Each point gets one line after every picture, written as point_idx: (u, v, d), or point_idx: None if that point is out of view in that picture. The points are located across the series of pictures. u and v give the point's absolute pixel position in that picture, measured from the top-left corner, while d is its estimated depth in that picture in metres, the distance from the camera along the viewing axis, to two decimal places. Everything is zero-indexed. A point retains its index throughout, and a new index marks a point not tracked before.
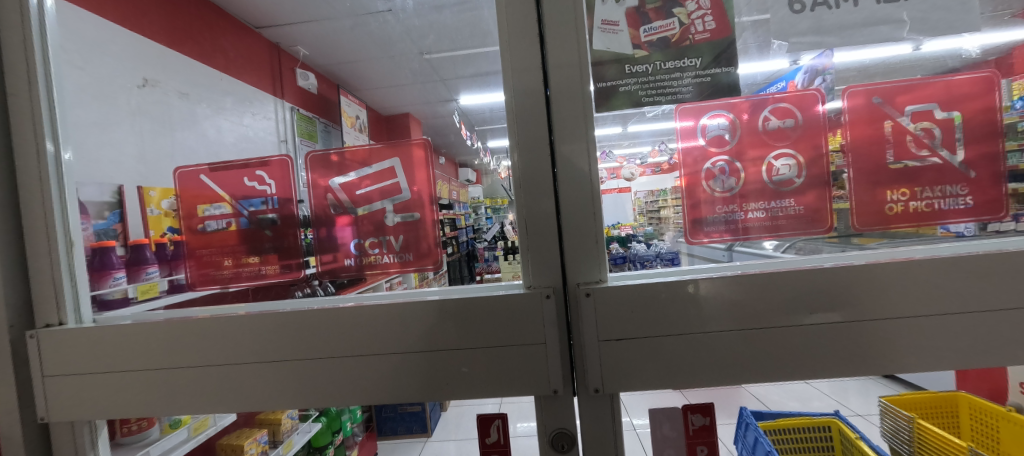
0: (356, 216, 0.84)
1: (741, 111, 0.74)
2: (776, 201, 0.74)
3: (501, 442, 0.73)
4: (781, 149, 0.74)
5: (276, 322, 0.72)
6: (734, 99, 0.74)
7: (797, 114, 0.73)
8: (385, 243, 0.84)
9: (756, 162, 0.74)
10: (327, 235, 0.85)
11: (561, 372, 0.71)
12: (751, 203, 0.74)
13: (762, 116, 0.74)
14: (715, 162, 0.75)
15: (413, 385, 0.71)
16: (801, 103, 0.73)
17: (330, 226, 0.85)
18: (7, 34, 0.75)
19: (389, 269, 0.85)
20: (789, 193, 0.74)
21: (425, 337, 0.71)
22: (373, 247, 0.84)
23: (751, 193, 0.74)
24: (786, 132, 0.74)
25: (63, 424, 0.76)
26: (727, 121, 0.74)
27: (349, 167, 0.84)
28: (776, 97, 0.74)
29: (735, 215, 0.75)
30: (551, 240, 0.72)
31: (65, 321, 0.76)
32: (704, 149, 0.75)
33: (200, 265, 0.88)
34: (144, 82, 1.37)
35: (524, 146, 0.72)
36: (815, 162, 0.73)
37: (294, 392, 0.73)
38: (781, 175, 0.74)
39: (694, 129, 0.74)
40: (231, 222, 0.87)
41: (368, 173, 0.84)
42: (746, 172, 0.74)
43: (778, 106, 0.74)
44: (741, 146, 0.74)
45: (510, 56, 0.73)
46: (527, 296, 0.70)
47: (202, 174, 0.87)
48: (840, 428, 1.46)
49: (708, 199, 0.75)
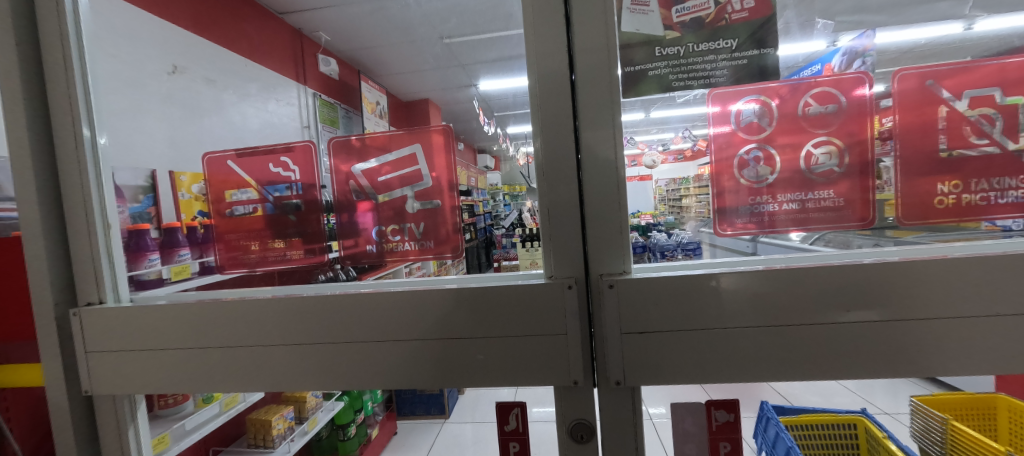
0: (377, 202, 0.84)
1: (782, 95, 0.68)
2: (813, 192, 0.69)
3: (520, 430, 0.71)
4: (820, 137, 0.69)
5: (301, 306, 0.74)
6: (772, 83, 0.68)
7: (840, 98, 0.67)
8: (406, 230, 0.84)
9: (792, 150, 0.69)
10: (348, 221, 0.86)
11: (582, 363, 0.69)
12: (784, 194, 0.70)
13: (802, 101, 0.68)
14: (748, 150, 0.70)
15: (431, 371, 0.72)
16: (846, 86, 0.67)
17: (351, 212, 0.86)
18: (44, 21, 0.77)
19: (408, 255, 0.85)
20: (827, 184, 0.69)
21: (442, 323, 0.71)
22: (393, 233, 0.84)
23: (784, 182, 0.70)
24: (828, 118, 0.68)
25: (105, 396, 0.81)
26: (765, 107, 0.69)
27: (370, 153, 0.84)
28: (817, 80, 0.68)
29: (765, 206, 0.70)
30: (573, 228, 0.70)
31: (104, 299, 0.80)
32: (736, 134, 0.70)
33: (228, 248, 0.91)
34: (174, 69, 1.36)
35: (549, 132, 0.69)
36: (859, 150, 0.68)
37: (317, 373, 0.74)
38: (819, 164, 0.69)
39: (726, 115, 0.70)
40: (257, 207, 0.89)
41: (388, 160, 0.84)
42: (781, 160, 0.70)
43: (818, 90, 0.68)
44: (775, 132, 0.69)
45: (534, 38, 0.70)
46: (548, 286, 0.69)
47: (230, 160, 0.88)
48: (867, 426, 1.40)
49: (736, 188, 0.71)
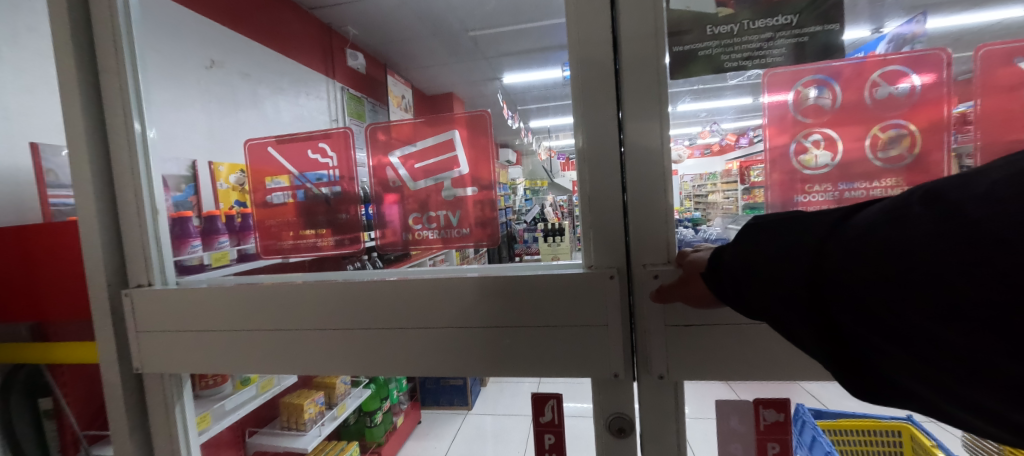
0: (401, 193, 0.84)
1: (848, 76, 0.62)
2: (880, 183, 0.62)
3: (555, 422, 0.69)
4: (890, 121, 0.61)
5: (340, 292, 0.74)
6: (837, 62, 0.62)
7: (916, 78, 0.60)
8: (428, 219, 0.83)
9: (859, 136, 0.62)
10: (376, 212, 0.87)
11: (622, 356, 0.67)
12: (840, 184, 0.63)
13: (870, 81, 0.61)
14: (806, 136, 0.64)
15: (466, 360, 0.71)
16: (923, 65, 0.60)
17: (379, 204, 0.86)
18: (98, 14, 0.80)
19: (432, 246, 0.84)
20: (893, 174, 0.62)
21: (480, 312, 0.70)
22: (417, 224, 0.84)
23: (842, 172, 0.63)
24: (901, 99, 0.61)
25: (155, 374, 0.84)
26: (827, 88, 0.63)
27: (394, 146, 0.84)
28: (887, 59, 0.61)
29: (819, 197, 0.64)
30: (615, 218, 0.67)
31: (153, 282, 0.83)
32: (792, 119, 0.64)
33: (264, 236, 0.93)
34: (211, 63, 1.36)
35: (589, 121, 0.67)
36: (934, 137, 0.60)
37: (354, 358, 0.75)
38: (886, 152, 0.62)
39: (783, 99, 0.64)
40: (290, 195, 0.90)
41: (411, 152, 0.83)
42: (842, 147, 0.63)
43: (890, 70, 0.61)
44: (838, 117, 0.63)
45: (576, 23, 0.67)
46: (589, 276, 0.66)
47: (271, 147, 0.90)
48: (913, 433, 1.32)
49: (791, 178, 0.65)
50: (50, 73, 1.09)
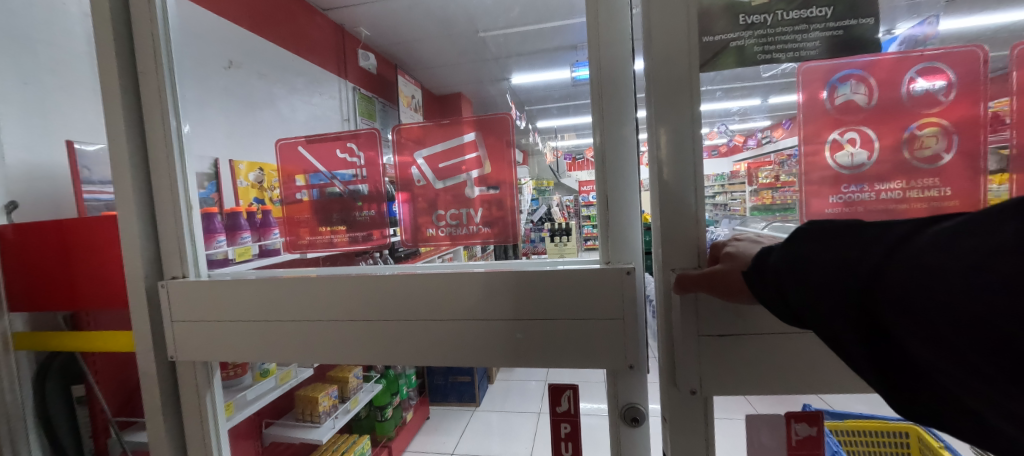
0: (412, 192, 0.87)
1: (884, 69, 0.59)
2: (930, 184, 0.58)
3: (572, 412, 0.71)
4: (930, 118, 0.58)
5: (367, 285, 0.77)
6: (871, 55, 0.59)
7: (954, 73, 0.57)
8: (437, 218, 0.86)
9: (897, 133, 0.59)
10: (382, 212, 0.90)
11: (638, 348, 0.69)
12: (880, 185, 0.60)
13: (907, 76, 0.58)
14: (841, 134, 0.61)
15: (488, 351, 0.73)
16: (962, 60, 0.56)
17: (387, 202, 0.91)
18: (137, 17, 0.83)
19: (440, 244, 0.87)
20: (934, 175, 0.58)
21: (503, 305, 0.72)
22: (428, 224, 0.87)
23: (882, 173, 0.60)
24: (940, 95, 0.57)
25: (187, 363, 0.87)
26: (862, 83, 0.60)
27: (404, 146, 0.87)
28: (928, 53, 0.58)
29: (859, 198, 0.60)
30: (631, 216, 0.68)
31: (187, 274, 0.86)
32: (829, 114, 0.61)
33: (285, 232, 0.96)
34: (229, 64, 1.37)
35: (609, 120, 0.68)
36: (975, 136, 0.56)
37: (380, 349, 0.78)
38: (926, 151, 0.58)
39: (816, 94, 0.61)
40: (305, 194, 0.93)
41: (423, 155, 0.86)
42: (880, 145, 0.59)
43: (930, 65, 0.57)
44: (876, 114, 0.59)
45: (597, 25, 0.67)
46: (605, 271, 0.68)
47: (301, 146, 0.92)
48: (921, 434, 1.33)
49: (826, 178, 0.61)
50: (83, 73, 1.13)
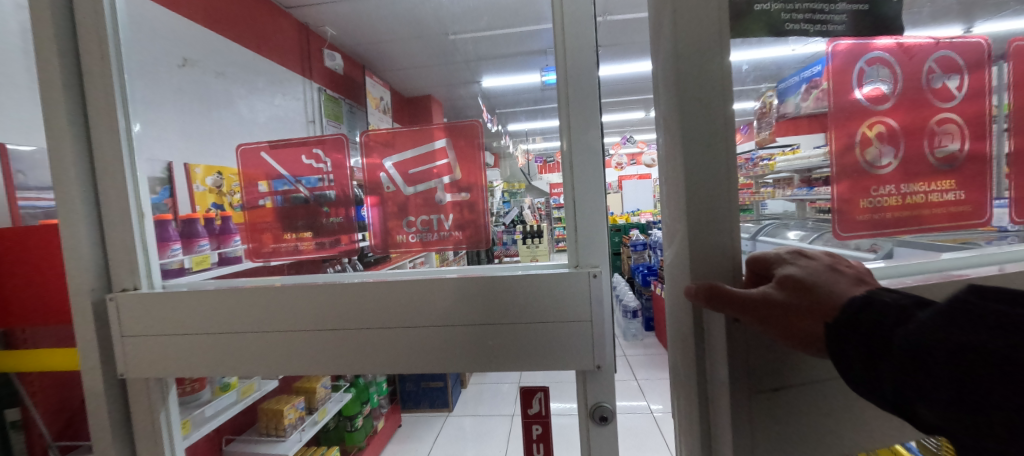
0: (382, 195, 0.86)
1: (909, 62, 0.65)
2: (940, 180, 0.67)
3: (543, 414, 0.73)
4: (945, 113, 0.67)
5: (337, 292, 0.75)
6: (897, 43, 0.65)
7: (961, 68, 0.66)
8: (408, 224, 0.86)
9: (920, 126, 0.66)
10: (350, 217, 0.90)
11: (607, 350, 0.70)
12: (909, 176, 0.67)
13: (926, 68, 0.66)
14: (877, 126, 0.65)
15: (460, 356, 0.73)
16: (968, 56, 0.66)
17: (354, 207, 0.89)
18: (80, 12, 0.78)
19: (412, 248, 0.88)
20: (950, 168, 0.67)
21: (476, 311, 0.72)
22: (398, 228, 0.87)
23: (912, 163, 0.66)
24: (953, 92, 0.67)
25: (139, 380, 0.82)
26: (890, 74, 0.66)
27: (372, 149, 0.85)
28: (941, 50, 0.66)
29: (891, 188, 0.66)
30: (598, 220, 0.70)
31: (139, 285, 0.81)
32: (861, 108, 0.65)
33: (245, 238, 0.93)
34: (185, 62, 1.31)
35: (577, 128, 0.69)
36: (977, 134, 0.68)
37: (351, 359, 0.76)
38: (943, 148, 0.67)
39: (853, 83, 0.65)
40: (267, 200, 0.91)
41: (395, 160, 0.85)
42: (907, 137, 0.66)
43: (944, 61, 0.66)
44: (903, 106, 0.66)
45: (564, 34, 0.68)
46: (574, 275, 0.69)
47: (263, 151, 0.90)
48: None
49: (864, 167, 0.66)
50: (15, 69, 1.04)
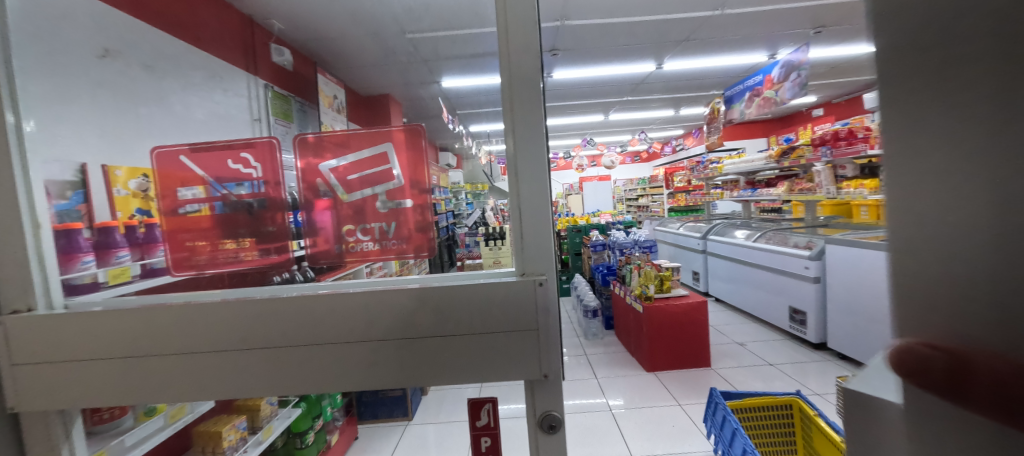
0: (336, 199, 0.82)
1: None
2: None
3: (491, 425, 0.73)
4: None
5: (270, 309, 0.71)
6: None
7: None
8: (366, 230, 0.82)
9: None
10: (307, 220, 0.84)
11: (553, 359, 0.71)
12: None
13: None
14: None
15: (404, 371, 0.70)
16: None
17: (310, 211, 0.83)
18: None
19: (369, 255, 0.84)
20: None
21: (421, 324, 0.70)
22: (354, 234, 0.83)
23: None
24: None
25: (36, 413, 0.73)
26: None
27: (325, 149, 0.82)
28: None
29: None
30: (543, 227, 0.71)
31: (34, 307, 0.72)
32: None
33: (174, 248, 0.85)
34: (104, 53, 1.20)
35: (521, 133, 0.69)
36: None
37: (285, 379, 0.71)
38: None
39: None
40: (205, 206, 0.84)
41: (349, 160, 0.82)
42: None
43: None
44: None
45: (507, 39, 0.68)
46: (520, 283, 0.69)
47: (183, 155, 0.82)
48: (801, 405, 1.63)
49: None
50: None
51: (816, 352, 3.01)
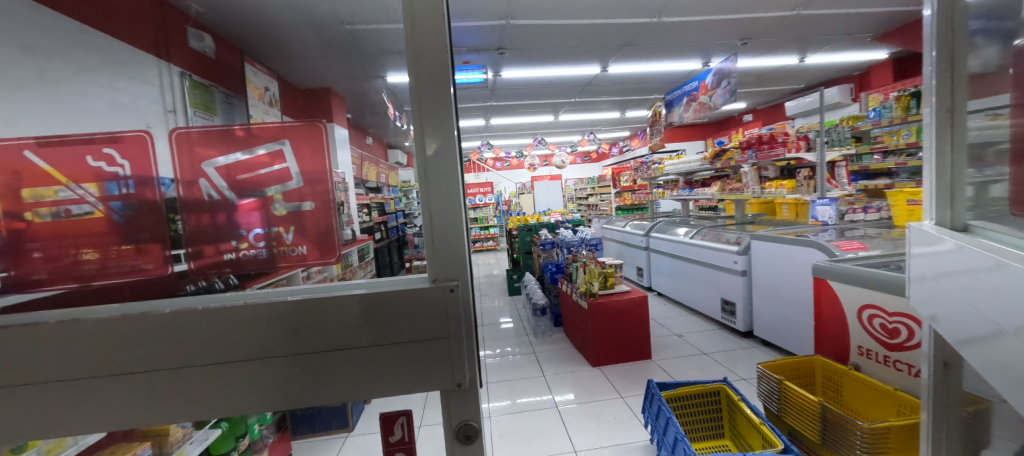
0: (265, 199, 0.74)
1: None
2: None
3: (406, 440, 0.71)
4: None
5: (153, 328, 0.66)
6: None
7: None
8: (298, 231, 0.76)
9: None
10: (227, 220, 0.75)
11: (467, 367, 0.70)
12: None
13: None
14: None
15: (309, 387, 0.68)
16: None
17: (231, 211, 0.75)
18: None
19: (306, 260, 0.77)
20: None
21: (324, 337, 0.67)
22: (286, 234, 0.76)
23: None
24: None
25: None
26: None
27: (256, 143, 0.73)
28: None
29: None
30: (455, 232, 0.70)
31: None
32: None
33: (46, 259, 0.73)
34: None
35: (431, 132, 0.68)
36: None
37: (175, 403, 0.67)
38: None
39: None
40: (95, 206, 0.73)
41: (277, 151, 0.74)
42: None
43: None
44: None
45: (413, 35, 0.66)
46: (429, 290, 0.68)
47: (27, 150, 0.70)
48: (727, 392, 1.79)
49: None
50: None
51: (743, 339, 3.29)
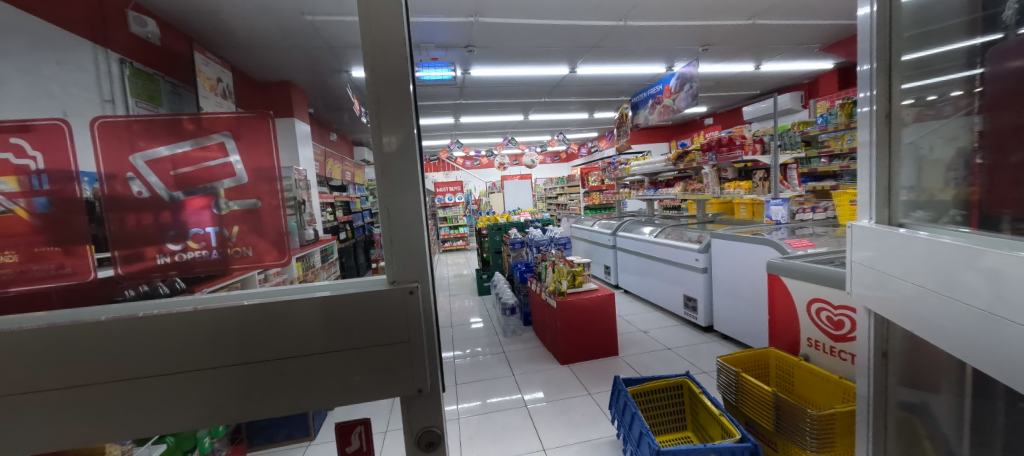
0: (217, 198, 0.70)
1: None
2: None
3: (363, 449, 0.69)
4: None
5: (78, 340, 0.60)
6: None
7: None
8: (247, 233, 0.71)
9: None
10: (171, 219, 0.69)
11: (427, 372, 0.69)
12: None
13: None
14: None
15: (258, 398, 0.64)
16: None
17: (175, 210, 0.68)
18: None
19: (262, 261, 0.73)
20: None
21: (274, 344, 0.64)
22: (238, 235, 0.70)
23: None
24: None
25: None
26: None
27: (206, 136, 0.69)
28: None
29: None
30: (415, 231, 0.69)
31: None
32: None
33: None
34: None
35: (389, 128, 0.66)
36: None
37: (105, 422, 0.62)
38: None
39: None
40: (15, 203, 0.65)
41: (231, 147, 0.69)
42: None
43: None
44: None
45: (369, 28, 0.65)
46: (387, 292, 0.67)
47: None
48: (689, 385, 1.86)
49: None
50: None
51: (705, 334, 3.44)
